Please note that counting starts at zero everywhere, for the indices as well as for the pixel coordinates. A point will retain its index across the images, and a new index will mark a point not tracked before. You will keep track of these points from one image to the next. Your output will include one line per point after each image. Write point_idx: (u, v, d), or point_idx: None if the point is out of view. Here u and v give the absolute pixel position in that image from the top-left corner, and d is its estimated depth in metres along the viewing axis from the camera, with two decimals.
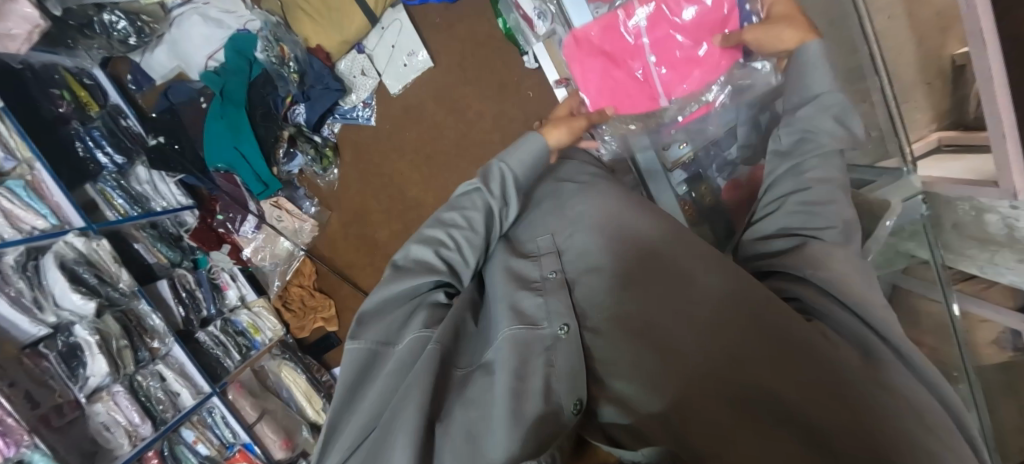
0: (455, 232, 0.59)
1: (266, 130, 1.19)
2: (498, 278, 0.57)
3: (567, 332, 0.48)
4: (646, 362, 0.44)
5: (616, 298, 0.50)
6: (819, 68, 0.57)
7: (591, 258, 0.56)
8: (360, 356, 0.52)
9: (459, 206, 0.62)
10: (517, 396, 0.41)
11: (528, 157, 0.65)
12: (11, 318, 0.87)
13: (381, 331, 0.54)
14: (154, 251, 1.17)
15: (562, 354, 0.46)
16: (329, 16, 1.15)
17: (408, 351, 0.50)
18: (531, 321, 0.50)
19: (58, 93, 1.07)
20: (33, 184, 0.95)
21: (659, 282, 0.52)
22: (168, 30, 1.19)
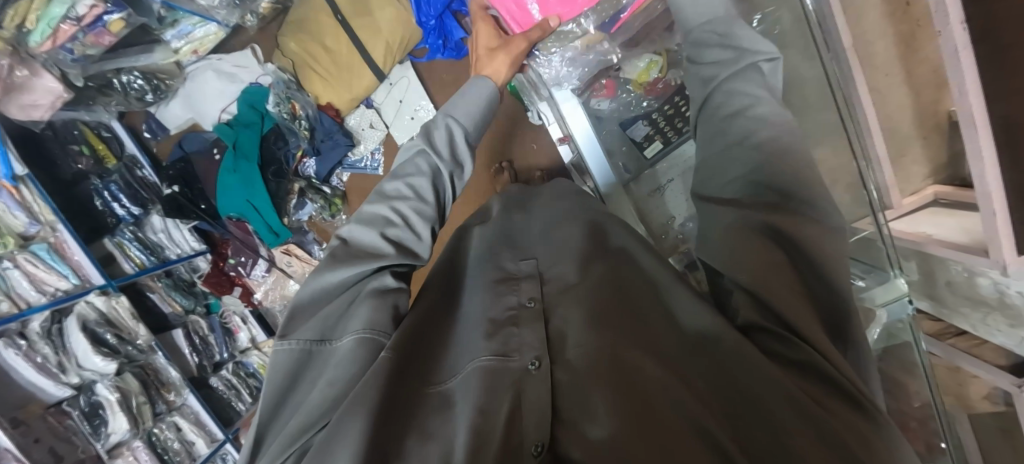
0: (401, 205, 0.52)
1: (278, 186, 1.23)
2: (479, 290, 0.52)
3: (538, 368, 0.41)
4: (599, 390, 0.38)
5: (581, 321, 0.45)
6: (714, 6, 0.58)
7: (574, 284, 0.51)
8: (286, 361, 0.43)
9: (402, 174, 0.55)
10: (479, 429, 0.36)
11: (476, 99, 0.61)
12: (37, 383, 0.94)
13: (312, 327, 0.44)
14: (170, 299, 1.25)
15: (533, 387, 0.40)
16: (339, 76, 1.19)
17: (350, 357, 0.41)
18: (502, 351, 0.43)
19: (78, 149, 1.10)
20: (56, 246, 0.98)
21: (642, 311, 0.47)
22: (183, 85, 1.23)
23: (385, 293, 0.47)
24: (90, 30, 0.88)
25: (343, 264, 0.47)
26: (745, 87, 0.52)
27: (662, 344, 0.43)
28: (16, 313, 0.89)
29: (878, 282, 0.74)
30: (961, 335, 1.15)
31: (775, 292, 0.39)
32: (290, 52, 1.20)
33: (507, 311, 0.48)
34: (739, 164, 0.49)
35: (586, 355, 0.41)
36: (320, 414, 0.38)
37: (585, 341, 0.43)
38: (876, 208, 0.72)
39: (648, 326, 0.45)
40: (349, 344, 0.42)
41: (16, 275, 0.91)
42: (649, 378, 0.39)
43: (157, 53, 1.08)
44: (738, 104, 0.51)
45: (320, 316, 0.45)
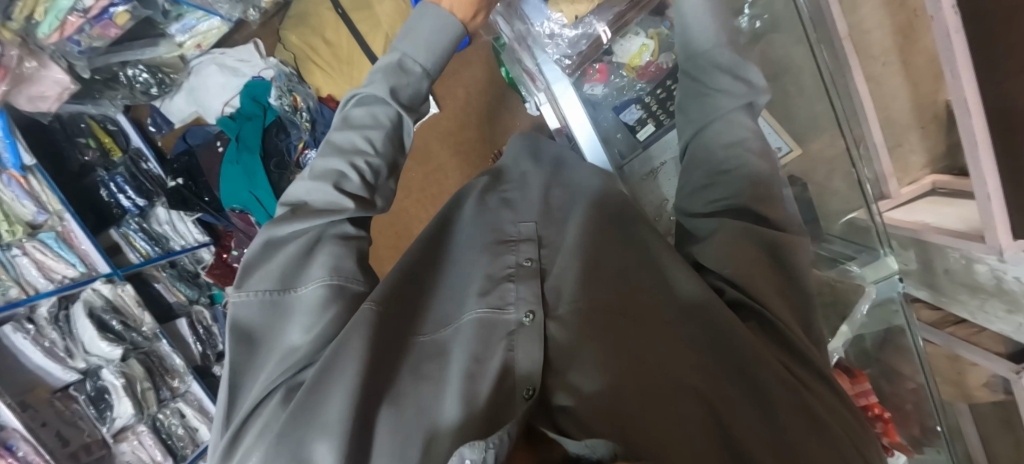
0: (359, 160, 0.48)
1: (280, 177, 1.23)
2: (473, 247, 0.53)
3: (530, 322, 0.43)
4: (594, 349, 0.41)
5: (575, 280, 0.47)
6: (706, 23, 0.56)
7: (571, 247, 0.51)
8: (258, 307, 0.43)
9: (358, 124, 0.50)
10: (472, 377, 0.39)
11: (433, 23, 0.51)
12: (46, 367, 0.97)
13: (274, 276, 0.44)
14: (174, 289, 1.28)
15: (525, 340, 0.42)
16: (339, 68, 1.21)
17: (323, 302, 0.43)
18: (498, 304, 0.45)
19: (84, 142, 1.13)
20: (64, 234, 1.00)
21: (629, 275, 0.49)
22: (187, 79, 1.25)
23: (346, 240, 0.46)
24: (97, 23, 0.91)
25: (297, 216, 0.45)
26: (734, 126, 0.52)
27: (647, 310, 0.45)
28: (24, 298, 0.91)
29: (869, 260, 0.74)
30: (961, 323, 1.15)
31: (753, 284, 0.43)
32: (292, 45, 1.23)
33: (505, 270, 0.49)
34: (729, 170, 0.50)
35: (579, 315, 0.44)
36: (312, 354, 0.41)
37: (574, 303, 0.45)
38: (868, 199, 0.74)
39: (633, 290, 0.47)
40: (319, 292, 0.43)
41: (25, 263, 0.93)
42: (634, 340, 0.42)
43: (161, 47, 1.11)
44: (731, 135, 0.51)
45: (281, 262, 0.44)
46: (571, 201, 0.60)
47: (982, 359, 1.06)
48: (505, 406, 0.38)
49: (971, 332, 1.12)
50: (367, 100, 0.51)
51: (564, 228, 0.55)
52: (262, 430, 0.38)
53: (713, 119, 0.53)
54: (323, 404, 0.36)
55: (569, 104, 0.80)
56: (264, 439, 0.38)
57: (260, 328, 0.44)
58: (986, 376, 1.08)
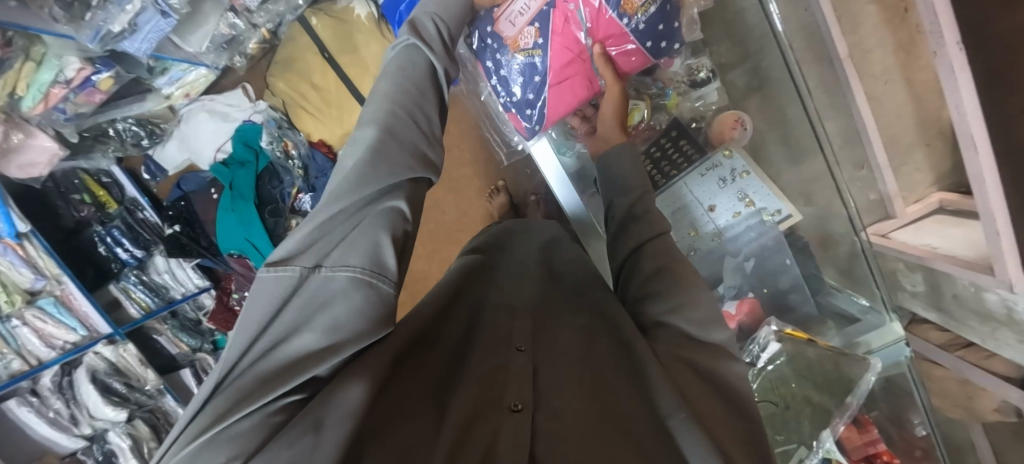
0: (405, 100, 0.49)
1: (275, 224, 1.22)
2: (468, 340, 0.51)
3: (519, 412, 0.40)
4: (580, 450, 0.37)
5: (567, 381, 0.45)
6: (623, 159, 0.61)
7: (563, 345, 0.51)
8: (279, 297, 0.35)
9: (404, 65, 0.52)
10: (454, 457, 0.34)
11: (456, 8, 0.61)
12: (52, 437, 1.01)
13: (317, 254, 0.38)
14: (177, 340, 1.30)
15: (511, 430, 0.38)
16: (328, 112, 1.17)
17: (344, 310, 0.35)
18: (488, 395, 0.42)
19: (79, 198, 1.15)
20: (63, 298, 0.99)
21: (619, 377, 0.47)
22: (178, 128, 1.23)
23: (395, 217, 0.41)
24: (81, 91, 0.89)
25: (365, 177, 0.41)
26: (666, 247, 0.52)
27: (634, 421, 0.42)
28: (28, 370, 0.94)
29: (875, 324, 0.71)
30: (970, 347, 1.13)
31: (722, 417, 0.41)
32: (280, 91, 1.19)
33: (496, 359, 0.47)
34: (647, 268, 0.51)
35: (563, 414, 0.41)
36: (286, 377, 0.31)
37: (561, 402, 0.42)
38: (857, 227, 0.72)
39: (621, 395, 0.45)
40: (342, 280, 0.36)
41: (25, 332, 0.94)
42: (619, 443, 0.38)
43: (149, 101, 1.09)
44: (658, 247, 0.52)
45: (330, 240, 0.38)
46: (550, 297, 0.61)
47: (992, 385, 1.04)
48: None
49: (982, 356, 1.10)
50: (408, 48, 0.53)
51: (551, 323, 0.55)
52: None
53: (648, 239, 0.53)
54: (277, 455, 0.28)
55: (545, 157, 0.81)
56: None
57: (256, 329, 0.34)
58: (997, 402, 1.06)
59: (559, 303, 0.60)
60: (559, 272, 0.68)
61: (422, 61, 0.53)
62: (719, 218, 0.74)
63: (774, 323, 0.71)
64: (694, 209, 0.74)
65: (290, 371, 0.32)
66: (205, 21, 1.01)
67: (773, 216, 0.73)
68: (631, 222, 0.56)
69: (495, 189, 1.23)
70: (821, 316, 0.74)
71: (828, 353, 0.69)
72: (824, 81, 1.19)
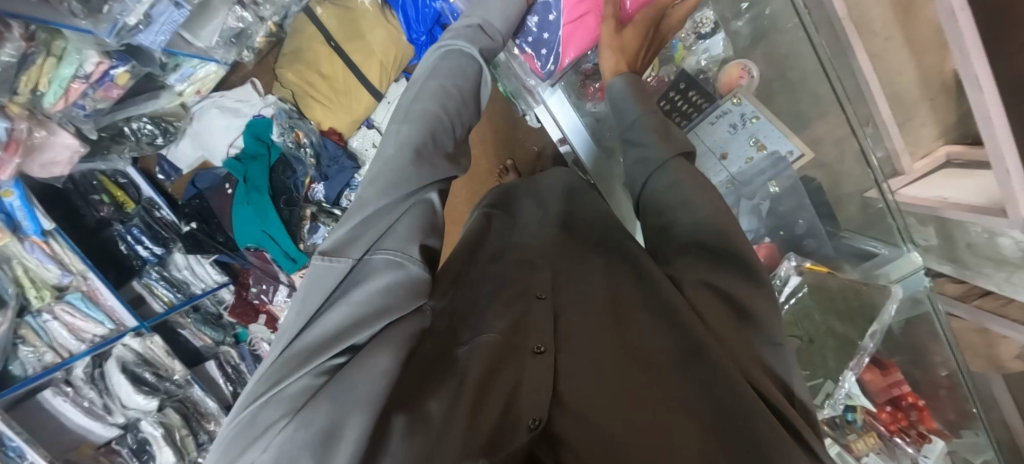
0: (448, 83, 0.53)
1: (290, 213, 1.24)
2: (494, 279, 0.54)
3: (542, 354, 0.44)
4: (595, 394, 0.41)
5: (589, 324, 0.48)
6: (627, 101, 0.62)
7: (586, 290, 0.53)
8: (328, 280, 0.37)
9: (448, 61, 0.56)
10: (482, 401, 0.38)
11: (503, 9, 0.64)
12: (87, 427, 1.03)
13: (369, 240, 0.39)
14: (200, 334, 1.33)
15: (532, 372, 0.43)
16: (337, 100, 1.19)
17: (384, 279, 0.37)
18: (516, 334, 0.46)
19: (98, 198, 1.18)
20: (90, 293, 1.01)
21: (647, 309, 0.48)
22: (190, 125, 1.26)
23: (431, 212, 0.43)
24: (99, 86, 0.92)
25: (409, 170, 0.43)
26: (678, 173, 0.54)
27: (654, 363, 0.43)
28: (60, 362, 0.96)
29: (893, 256, 0.73)
30: (987, 296, 1.13)
31: (736, 347, 0.42)
32: (288, 83, 1.20)
33: (519, 298, 0.51)
34: (668, 199, 0.53)
35: (582, 358, 0.44)
36: (335, 338, 0.34)
37: (582, 347, 0.45)
38: (879, 177, 0.71)
39: (643, 331, 0.46)
40: (379, 261, 0.38)
41: (56, 327, 0.97)
42: (631, 382, 0.42)
43: (162, 98, 1.12)
44: (675, 177, 0.54)
45: (369, 223, 0.40)
46: (568, 241, 0.63)
47: (1009, 330, 1.05)
48: (509, 431, 0.38)
49: (998, 304, 1.10)
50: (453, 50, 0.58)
51: (573, 266, 0.57)
52: (258, 419, 0.31)
53: (655, 170, 0.55)
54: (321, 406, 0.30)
55: (563, 113, 0.83)
56: (269, 432, 0.30)
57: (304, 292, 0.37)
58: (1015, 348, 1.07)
59: (580, 247, 0.62)
60: (579, 216, 0.69)
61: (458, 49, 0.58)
62: (732, 165, 0.76)
63: (793, 258, 0.72)
64: (705, 159, 0.76)
65: (339, 332, 0.34)
66: (215, 14, 1.02)
67: (787, 158, 0.75)
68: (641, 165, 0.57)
69: (504, 169, 1.24)
70: (838, 257, 0.76)
71: (849, 283, 0.72)
72: (826, 41, 1.20)
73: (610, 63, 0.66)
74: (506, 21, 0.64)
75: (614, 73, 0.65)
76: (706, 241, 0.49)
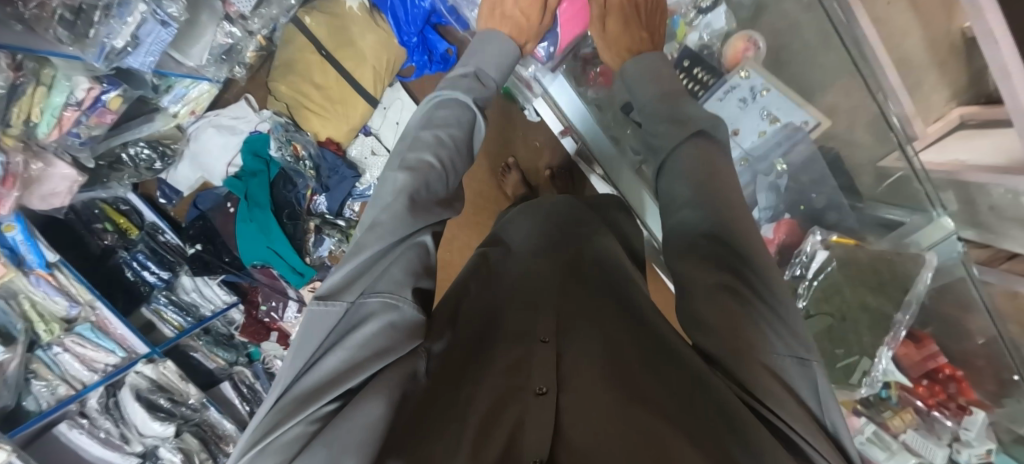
0: (443, 132, 0.55)
1: (295, 227, 1.23)
2: (499, 316, 0.55)
3: (544, 394, 0.42)
4: (599, 425, 0.38)
5: (589, 361, 0.46)
6: (638, 81, 0.67)
7: (588, 327, 0.52)
8: (327, 324, 0.40)
9: (444, 108, 0.58)
10: (480, 441, 0.36)
11: (499, 51, 0.67)
12: (105, 456, 1.02)
13: (357, 288, 0.42)
14: (213, 355, 1.31)
15: (535, 411, 0.40)
16: (332, 109, 1.16)
17: (374, 325, 0.40)
18: (515, 375, 0.44)
19: (101, 226, 1.17)
20: (99, 323, 1.00)
21: (648, 351, 0.48)
22: (187, 146, 1.24)
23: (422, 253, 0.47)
24: (92, 112, 0.91)
25: (404, 216, 0.46)
26: (696, 155, 0.54)
27: (659, 396, 0.42)
28: (74, 394, 0.96)
29: (926, 221, 0.71)
30: (1013, 259, 1.10)
31: (750, 366, 0.40)
32: (282, 95, 1.17)
33: (520, 335, 0.50)
34: (689, 195, 0.52)
35: (587, 392, 0.42)
36: (330, 384, 0.36)
37: (590, 381, 0.43)
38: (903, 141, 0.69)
39: (648, 372, 0.45)
40: (375, 303, 0.41)
41: (67, 359, 0.96)
42: (638, 410, 0.39)
43: (157, 121, 1.11)
44: (691, 162, 0.54)
45: (363, 273, 0.43)
46: (569, 275, 0.63)
47: None
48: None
49: None
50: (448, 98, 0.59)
51: (574, 304, 0.57)
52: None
53: (666, 154, 0.57)
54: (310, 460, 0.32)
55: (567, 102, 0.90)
56: None
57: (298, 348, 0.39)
58: None
59: (582, 283, 0.62)
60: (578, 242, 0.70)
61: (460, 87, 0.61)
62: (745, 141, 0.75)
63: (819, 233, 0.76)
64: None
65: (334, 379, 0.36)
66: (204, 31, 1.02)
67: (803, 127, 0.74)
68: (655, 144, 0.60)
69: (506, 167, 1.25)
70: (861, 229, 0.77)
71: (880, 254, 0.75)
72: None
73: (618, 52, 0.72)
74: (500, 72, 0.66)
75: (621, 59, 0.71)
76: (714, 232, 0.49)
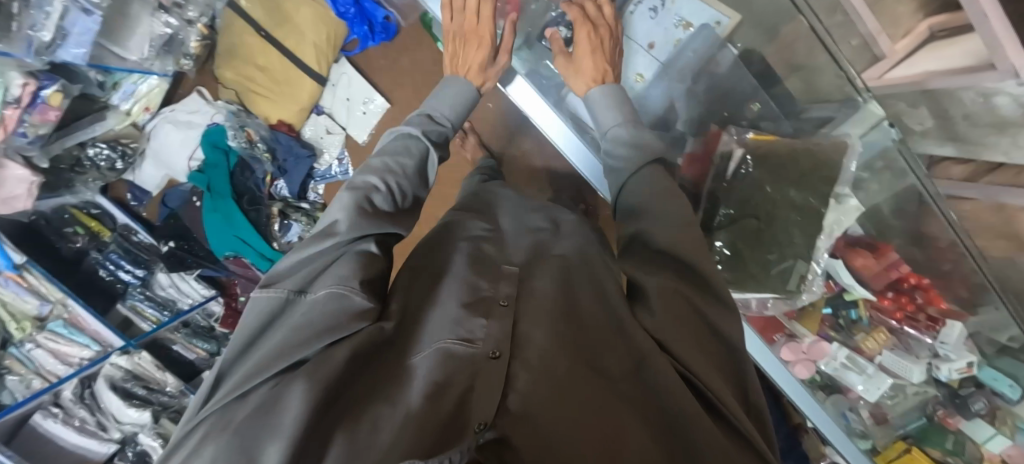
0: (387, 168, 0.56)
1: (257, 213, 1.23)
2: (463, 261, 0.56)
3: (498, 358, 0.42)
4: (552, 398, 0.39)
5: (551, 326, 0.46)
6: (603, 108, 0.64)
7: (550, 289, 0.53)
8: (267, 309, 0.42)
9: (390, 148, 0.60)
10: (432, 399, 0.37)
11: (457, 93, 0.69)
12: (87, 445, 1.04)
13: (297, 279, 0.45)
14: (193, 346, 1.29)
15: (486, 375, 0.41)
16: (279, 90, 1.17)
17: (320, 310, 0.41)
18: (467, 335, 0.44)
19: (71, 230, 1.20)
20: (72, 319, 1.04)
21: (603, 320, 0.49)
22: (148, 145, 1.25)
23: (370, 255, 0.48)
24: (33, 109, 0.92)
25: (354, 223, 0.48)
26: (654, 178, 0.56)
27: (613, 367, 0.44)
28: (48, 385, 0.98)
29: (853, 111, 0.71)
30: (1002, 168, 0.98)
31: (693, 358, 0.42)
32: (229, 81, 1.19)
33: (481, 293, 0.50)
34: (644, 198, 0.54)
35: (545, 357, 0.43)
36: (278, 357, 0.37)
37: (550, 344, 0.44)
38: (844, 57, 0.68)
39: (605, 338, 0.46)
40: (323, 295, 0.42)
41: (41, 354, 0.99)
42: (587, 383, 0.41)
43: (109, 119, 1.12)
44: (646, 193, 0.55)
45: (308, 271, 0.46)
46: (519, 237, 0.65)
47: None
48: (454, 433, 0.35)
49: None
50: (403, 136, 0.62)
51: (540, 267, 0.57)
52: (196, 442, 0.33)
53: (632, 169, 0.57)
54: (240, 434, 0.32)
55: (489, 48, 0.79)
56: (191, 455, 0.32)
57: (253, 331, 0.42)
58: None
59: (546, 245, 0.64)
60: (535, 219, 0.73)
61: (414, 141, 0.62)
62: (660, 54, 0.73)
63: (734, 132, 0.71)
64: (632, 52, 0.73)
65: (277, 354, 0.37)
66: (139, 23, 1.02)
67: (715, 29, 0.72)
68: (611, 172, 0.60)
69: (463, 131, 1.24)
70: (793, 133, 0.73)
71: (792, 145, 0.69)
72: None
73: (580, 82, 0.67)
74: (453, 108, 0.68)
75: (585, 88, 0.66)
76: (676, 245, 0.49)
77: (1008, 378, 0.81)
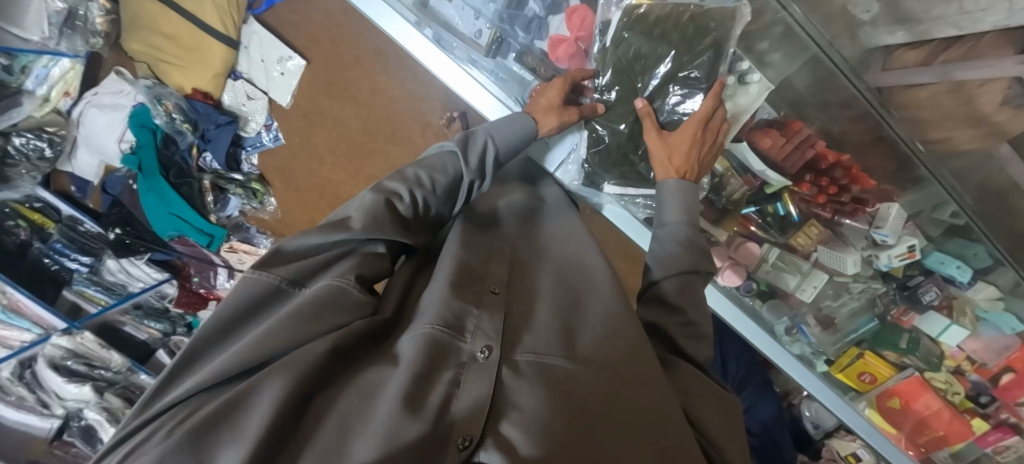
0: (417, 190, 0.56)
1: (188, 187, 1.25)
2: (449, 256, 0.57)
3: (485, 357, 0.45)
4: (555, 400, 0.40)
5: (557, 338, 0.49)
6: (670, 203, 0.60)
7: (544, 295, 0.57)
8: (255, 290, 0.42)
9: (427, 163, 0.58)
10: (410, 400, 0.37)
11: (514, 128, 0.61)
12: (30, 419, 1.11)
13: (294, 267, 0.45)
14: (145, 327, 1.34)
15: (473, 374, 0.43)
16: (189, 56, 1.15)
17: (320, 299, 0.42)
18: (456, 329, 0.47)
19: (12, 224, 1.21)
20: (11, 304, 1.05)
21: (594, 325, 0.52)
22: (78, 131, 1.24)
23: (373, 256, 0.50)
24: None
25: (375, 223, 0.49)
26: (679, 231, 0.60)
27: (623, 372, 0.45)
28: None
29: None
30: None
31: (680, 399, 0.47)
32: (139, 54, 1.17)
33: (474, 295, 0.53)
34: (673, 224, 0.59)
35: (548, 369, 0.44)
36: (260, 348, 0.37)
37: (538, 345, 0.47)
38: None
39: (610, 350, 0.48)
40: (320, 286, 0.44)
41: None
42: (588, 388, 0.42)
43: (25, 105, 1.14)
44: (679, 288, 0.56)
45: (308, 261, 0.46)
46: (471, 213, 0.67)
47: None
48: (436, 448, 0.36)
49: None
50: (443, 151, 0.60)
51: (532, 272, 0.62)
52: (153, 438, 0.34)
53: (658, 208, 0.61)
54: (220, 444, 0.33)
55: None
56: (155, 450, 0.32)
57: (231, 315, 0.42)
58: None
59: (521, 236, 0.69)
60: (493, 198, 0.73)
61: (450, 163, 0.59)
62: None
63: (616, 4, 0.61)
64: None
65: (262, 344, 0.38)
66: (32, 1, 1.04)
67: None
68: (659, 257, 0.59)
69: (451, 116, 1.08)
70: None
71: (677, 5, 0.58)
72: None
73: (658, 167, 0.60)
74: (507, 142, 0.61)
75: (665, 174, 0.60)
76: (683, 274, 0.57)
77: (956, 259, 0.72)
